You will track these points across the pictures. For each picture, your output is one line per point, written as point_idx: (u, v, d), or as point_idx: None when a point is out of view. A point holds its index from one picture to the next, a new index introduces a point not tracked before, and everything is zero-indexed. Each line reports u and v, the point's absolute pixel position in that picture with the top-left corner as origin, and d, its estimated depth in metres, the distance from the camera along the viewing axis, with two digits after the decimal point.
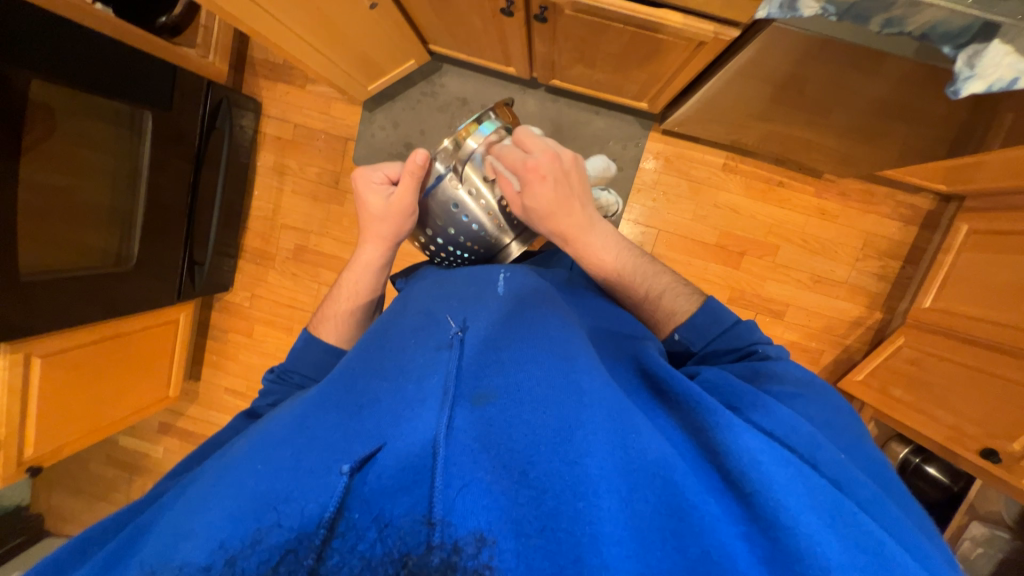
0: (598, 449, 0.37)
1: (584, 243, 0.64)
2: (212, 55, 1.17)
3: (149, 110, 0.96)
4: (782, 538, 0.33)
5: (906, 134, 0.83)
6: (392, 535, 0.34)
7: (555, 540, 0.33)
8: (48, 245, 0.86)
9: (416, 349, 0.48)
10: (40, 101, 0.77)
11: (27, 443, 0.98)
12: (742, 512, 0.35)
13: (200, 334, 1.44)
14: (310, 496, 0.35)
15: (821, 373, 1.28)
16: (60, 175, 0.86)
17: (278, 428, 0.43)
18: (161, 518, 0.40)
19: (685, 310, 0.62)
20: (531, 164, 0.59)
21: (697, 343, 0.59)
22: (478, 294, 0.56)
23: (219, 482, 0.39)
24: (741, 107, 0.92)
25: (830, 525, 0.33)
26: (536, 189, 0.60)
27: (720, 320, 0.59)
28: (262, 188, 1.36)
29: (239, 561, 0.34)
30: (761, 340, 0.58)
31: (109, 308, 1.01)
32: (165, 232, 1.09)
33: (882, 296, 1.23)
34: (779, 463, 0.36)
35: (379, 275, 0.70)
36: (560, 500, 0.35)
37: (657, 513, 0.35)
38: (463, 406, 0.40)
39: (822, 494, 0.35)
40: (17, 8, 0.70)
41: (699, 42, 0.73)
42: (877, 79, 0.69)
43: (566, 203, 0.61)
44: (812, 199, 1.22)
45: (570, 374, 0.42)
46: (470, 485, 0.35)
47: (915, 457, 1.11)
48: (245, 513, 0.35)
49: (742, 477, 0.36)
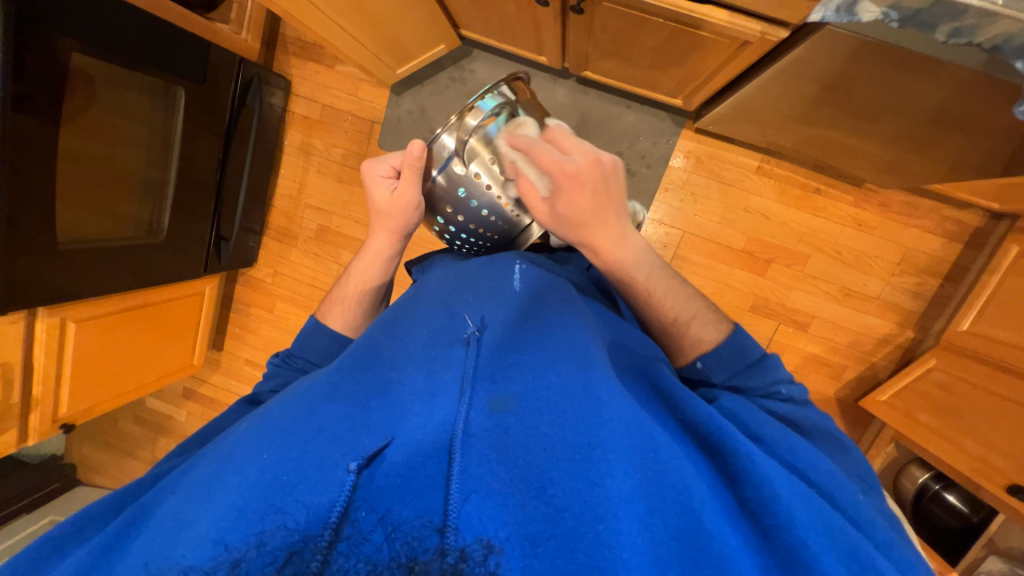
0: (617, 470, 0.36)
1: (613, 259, 0.55)
2: (244, 32, 1.18)
3: (182, 86, 0.98)
4: (802, 572, 0.34)
5: (961, 148, 0.77)
6: (400, 538, 0.33)
7: (573, 560, 0.33)
8: (84, 213, 0.89)
9: (431, 344, 0.47)
10: (79, 70, 0.79)
11: (62, 401, 1.04)
12: (759, 542, 0.36)
13: (224, 306, 1.48)
14: (319, 493, 0.35)
15: (842, 390, 1.24)
16: (98, 146, 0.88)
17: (286, 415, 0.42)
18: (174, 497, 0.40)
19: (712, 340, 0.57)
20: (558, 169, 0.49)
21: (719, 375, 0.56)
22: (494, 289, 0.53)
23: (231, 466, 0.39)
24: (782, 109, 0.88)
25: (847, 563, 0.34)
26: (572, 197, 0.50)
27: (747, 354, 0.56)
28: (288, 166, 1.38)
29: (243, 564, 0.33)
30: (785, 379, 0.55)
31: (137, 278, 1.04)
32: (195, 206, 1.12)
33: (915, 314, 1.18)
34: (798, 497, 0.37)
35: (389, 266, 0.70)
36: (578, 520, 0.34)
37: (675, 539, 0.34)
38: (478, 410, 0.39)
39: (844, 538, 0.36)
40: None
41: (744, 42, 0.69)
42: (937, 90, 0.64)
43: (599, 216, 0.51)
44: (849, 209, 1.16)
45: (589, 385, 0.41)
46: (483, 496, 0.34)
47: (934, 484, 1.08)
48: (253, 509, 0.35)
49: (761, 508, 0.36)
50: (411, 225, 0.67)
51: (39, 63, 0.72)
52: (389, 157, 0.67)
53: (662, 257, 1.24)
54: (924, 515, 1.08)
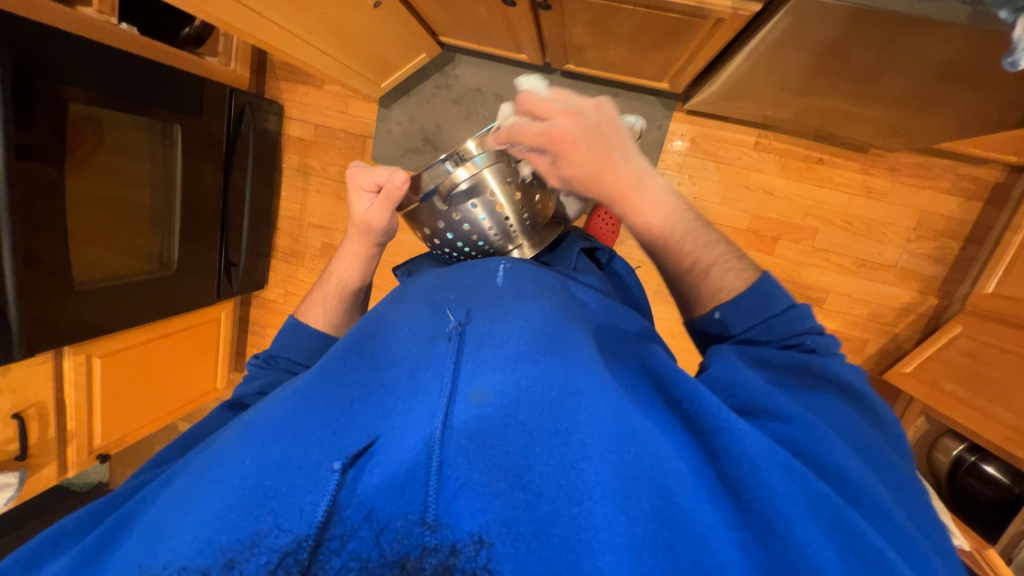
0: (595, 454, 0.36)
1: (631, 203, 0.54)
2: (233, 62, 1.20)
3: (179, 123, 1.01)
4: (779, 544, 0.32)
5: (970, 101, 0.73)
6: (389, 535, 0.33)
7: (551, 545, 0.33)
8: (96, 255, 0.93)
9: (413, 341, 0.48)
10: (85, 114, 0.83)
11: (95, 433, 1.09)
12: (736, 517, 0.35)
13: (242, 329, 1.54)
14: (304, 494, 0.36)
15: (864, 364, 1.20)
16: (104, 188, 0.92)
17: (267, 421, 0.43)
18: (159, 503, 0.41)
19: (733, 288, 0.54)
20: (551, 138, 0.49)
21: (737, 325, 0.52)
22: (475, 286, 0.55)
23: (217, 472, 0.40)
24: (774, 81, 0.85)
25: (827, 532, 0.33)
26: (569, 158, 0.51)
27: (772, 303, 0.51)
28: (289, 188, 1.41)
29: (238, 565, 0.33)
30: (811, 330, 0.51)
31: (156, 309, 1.09)
32: (202, 237, 1.16)
33: (937, 280, 1.12)
34: (783, 468, 0.35)
35: (367, 267, 0.71)
36: (555, 506, 0.34)
37: (652, 521, 0.33)
38: (460, 403, 0.39)
39: (823, 501, 0.34)
40: (66, 41, 0.76)
41: (717, 20, 0.68)
42: (934, 45, 0.61)
43: (606, 162, 0.52)
44: (857, 177, 1.12)
45: (565, 371, 0.41)
46: (465, 486, 0.35)
47: (970, 455, 1.02)
48: (236, 514, 0.36)
49: (738, 482, 0.35)
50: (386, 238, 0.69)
51: (48, 113, 0.76)
52: (376, 169, 0.65)
53: None
54: (961, 488, 1.02)
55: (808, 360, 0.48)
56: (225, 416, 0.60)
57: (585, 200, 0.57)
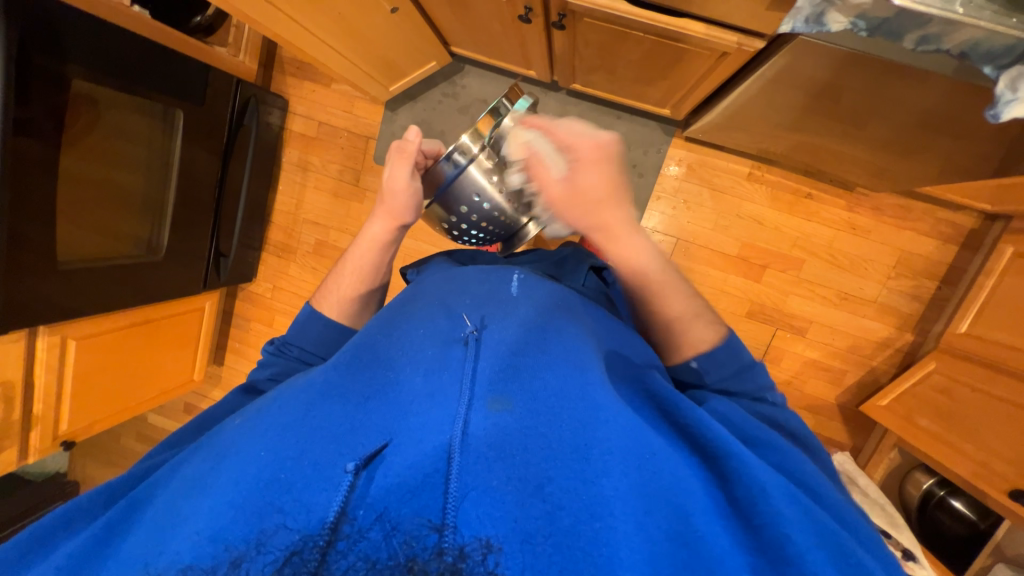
0: (615, 468, 0.36)
1: (618, 247, 0.57)
2: (242, 54, 1.21)
3: (180, 108, 1.00)
4: (789, 568, 0.32)
5: (951, 150, 0.78)
6: (399, 536, 0.33)
7: (569, 557, 0.33)
8: (81, 234, 0.91)
9: (428, 343, 0.48)
10: (84, 92, 0.82)
11: (61, 419, 1.05)
12: (748, 540, 0.35)
13: (225, 321, 1.50)
14: (318, 492, 0.36)
15: (842, 395, 1.23)
16: (99, 168, 0.91)
17: (283, 412, 0.42)
18: (166, 491, 0.40)
19: (708, 341, 0.56)
20: (578, 143, 0.53)
21: (711, 375, 0.55)
22: (492, 293, 0.55)
23: (229, 460, 0.39)
24: (772, 117, 0.89)
25: (834, 559, 0.33)
26: (585, 175, 0.54)
27: (740, 359, 0.55)
28: (286, 183, 1.40)
29: (244, 563, 0.33)
30: (768, 387, 0.56)
31: (138, 294, 1.06)
32: (193, 224, 1.14)
33: (914, 317, 1.17)
34: (786, 492, 0.36)
35: (384, 254, 0.70)
36: (575, 518, 0.34)
37: (668, 539, 0.34)
38: (478, 412, 0.39)
39: (825, 528, 0.35)
40: (76, 19, 0.76)
41: (722, 53, 0.71)
42: (921, 94, 0.65)
43: (614, 192, 0.55)
44: (842, 213, 1.16)
45: (583, 384, 0.42)
46: (481, 495, 0.35)
47: (939, 490, 1.06)
48: (249, 510, 0.35)
49: (749, 507, 0.36)
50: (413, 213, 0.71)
51: (44, 88, 0.74)
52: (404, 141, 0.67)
53: None
54: (930, 521, 1.05)
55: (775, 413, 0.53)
56: (238, 401, 0.58)
57: (572, 227, 0.58)
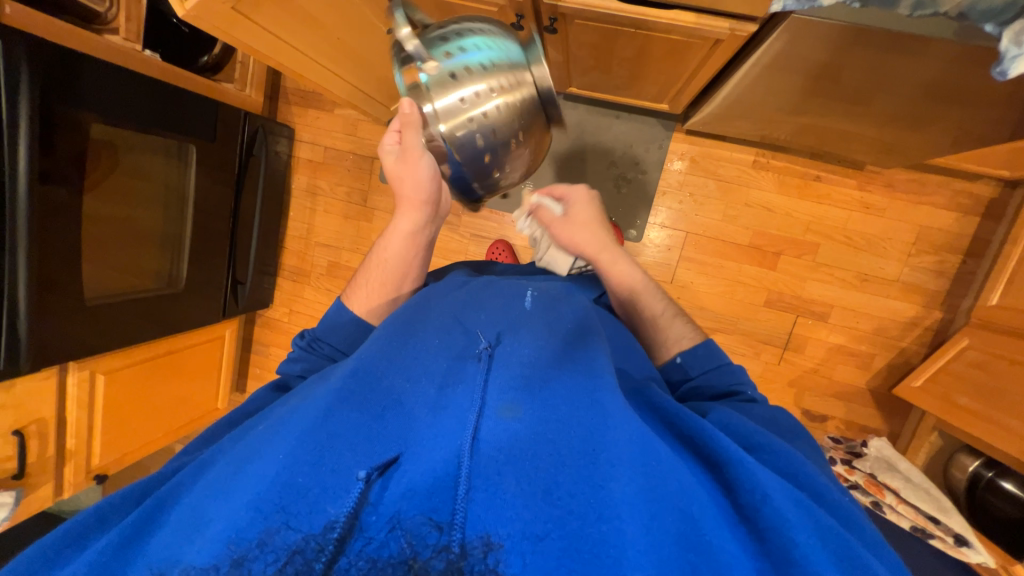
0: (622, 473, 0.35)
1: (614, 258, 0.68)
2: (248, 88, 1.25)
3: (194, 143, 1.04)
4: (795, 573, 0.31)
5: (963, 118, 0.76)
6: (401, 533, 0.34)
7: (578, 560, 0.32)
8: (105, 270, 0.94)
9: (441, 354, 0.48)
10: (103, 139, 0.86)
11: (93, 453, 1.07)
12: (755, 547, 0.33)
13: (245, 348, 1.53)
14: (333, 499, 0.36)
15: (873, 379, 1.19)
16: (119, 207, 0.94)
17: (300, 417, 0.41)
18: (192, 494, 0.40)
19: (690, 339, 0.63)
20: (570, 189, 0.71)
21: (693, 372, 0.59)
22: (507, 308, 0.55)
23: (249, 466, 0.39)
24: (772, 102, 0.88)
25: (841, 562, 0.32)
26: (579, 208, 0.70)
27: (715, 357, 0.59)
28: (297, 209, 1.44)
29: (247, 563, 0.33)
30: (747, 383, 0.57)
31: (163, 326, 1.09)
32: (210, 255, 1.17)
33: (940, 294, 1.13)
34: (793, 499, 0.35)
35: (409, 244, 0.69)
36: (584, 521, 0.33)
37: (676, 544, 0.32)
38: (490, 418, 0.40)
39: (833, 534, 0.34)
40: (93, 65, 0.79)
41: (716, 40, 0.71)
42: (925, 62, 0.64)
43: (601, 220, 0.70)
44: (854, 193, 1.14)
45: (593, 393, 0.42)
46: (493, 496, 0.35)
47: (987, 471, 1.01)
48: (267, 510, 0.35)
49: (754, 512, 0.35)
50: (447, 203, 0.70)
51: (64, 135, 0.78)
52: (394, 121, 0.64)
53: (667, 260, 1.23)
54: (981, 507, 1.00)
55: (766, 413, 0.52)
56: (269, 397, 0.60)
57: (577, 250, 0.69)
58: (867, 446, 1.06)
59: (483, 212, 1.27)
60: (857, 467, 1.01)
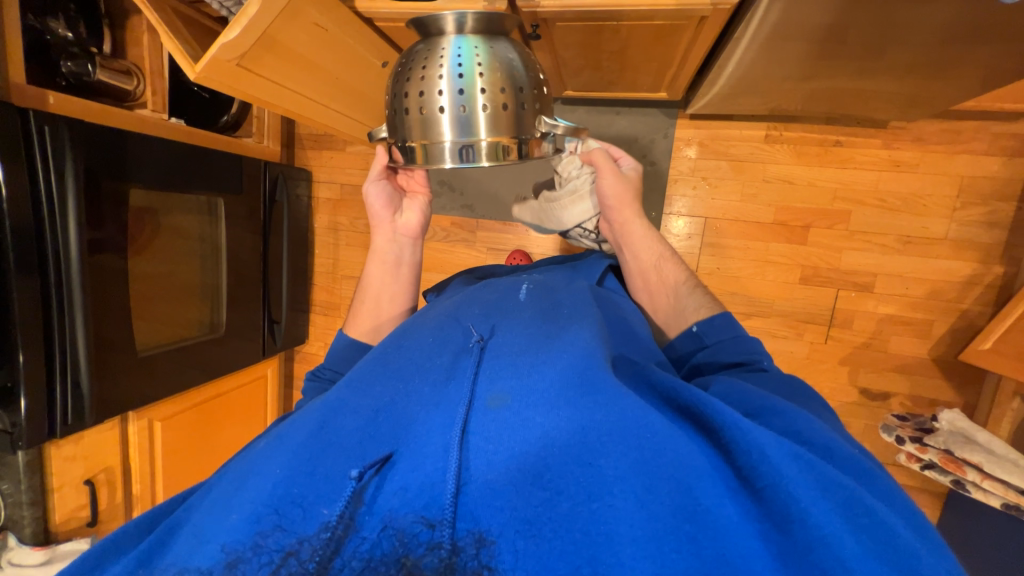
0: (613, 450, 0.35)
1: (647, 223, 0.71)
2: (266, 139, 1.33)
3: (222, 197, 1.11)
4: (796, 531, 0.31)
5: (985, 56, 0.71)
6: (393, 530, 0.36)
7: (571, 542, 0.33)
8: (155, 324, 1.01)
9: (432, 352, 0.49)
10: (143, 205, 0.94)
11: (157, 496, 1.13)
12: (756, 509, 0.33)
13: (287, 385, 1.59)
14: (329, 502, 0.38)
15: (936, 347, 1.10)
16: (161, 264, 1.02)
17: (296, 429, 0.43)
18: (198, 511, 0.42)
19: (710, 305, 0.65)
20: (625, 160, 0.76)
21: (710, 337, 0.59)
22: (499, 302, 0.56)
23: (250, 478, 0.41)
24: (774, 73, 0.86)
25: (846, 516, 0.31)
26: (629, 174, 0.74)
27: (734, 328, 0.59)
28: (322, 246, 1.51)
29: (241, 563, 0.36)
30: (765, 354, 0.56)
31: (210, 371, 1.16)
32: (247, 298, 1.23)
33: (998, 247, 1.04)
34: (793, 455, 0.34)
35: (384, 272, 0.74)
36: (574, 502, 0.34)
37: (673, 514, 0.32)
38: (479, 409, 0.42)
39: (838, 487, 0.33)
40: (130, 139, 0.88)
41: (700, 18, 0.70)
42: (929, 6, 0.61)
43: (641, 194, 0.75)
44: (881, 152, 1.08)
45: (581, 372, 0.41)
46: (483, 489, 0.37)
47: None
48: (267, 519, 0.37)
49: (752, 473, 0.34)
50: (413, 228, 0.75)
51: (111, 207, 0.86)
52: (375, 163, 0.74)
53: (689, 249, 1.20)
54: None
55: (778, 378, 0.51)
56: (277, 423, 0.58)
57: (620, 199, 0.71)
58: (938, 421, 0.97)
59: (497, 225, 1.29)
60: (928, 443, 0.92)
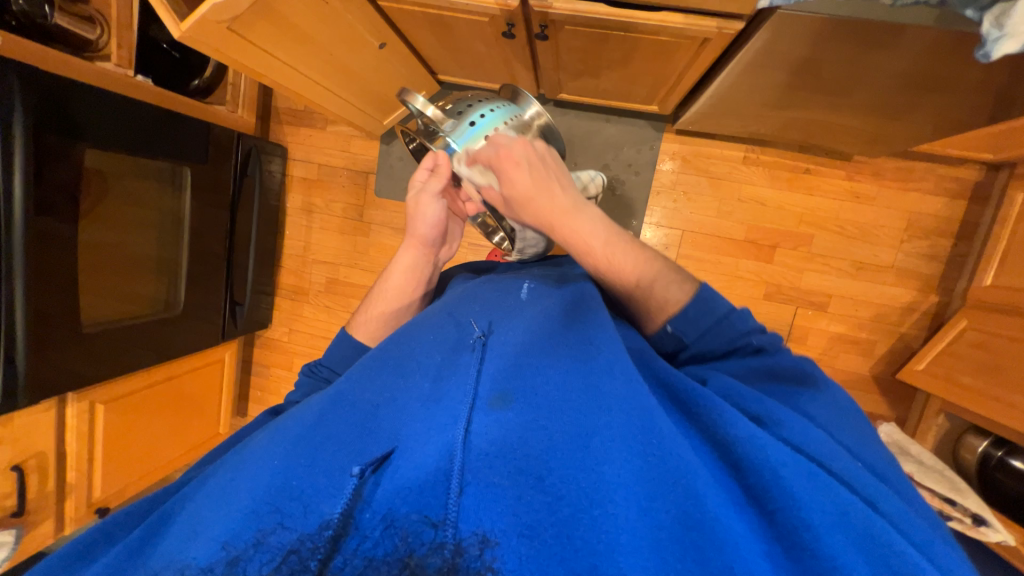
0: (615, 456, 0.36)
1: (568, 229, 0.54)
2: (240, 109, 1.25)
3: (187, 165, 1.03)
4: (806, 557, 0.33)
5: (939, 105, 0.78)
6: (397, 531, 0.35)
7: (571, 548, 0.33)
8: (105, 296, 0.93)
9: (438, 350, 0.49)
10: (95, 168, 0.85)
11: (93, 486, 1.04)
12: (764, 529, 0.35)
13: (245, 371, 1.51)
14: (329, 497, 0.36)
15: (876, 366, 1.20)
16: (109, 232, 0.91)
17: (300, 424, 0.43)
18: (192, 502, 0.40)
19: (677, 302, 0.53)
20: (491, 153, 0.55)
21: (689, 335, 0.52)
22: (500, 299, 0.55)
23: (247, 472, 0.40)
24: (755, 98, 0.90)
25: (851, 541, 0.33)
26: (512, 176, 0.54)
27: (714, 310, 0.52)
28: (293, 227, 1.44)
29: (242, 561, 0.34)
30: (755, 329, 0.53)
31: (162, 352, 1.07)
32: (208, 278, 1.16)
33: (935, 278, 1.15)
34: (802, 477, 0.36)
35: (411, 284, 0.69)
36: (576, 508, 0.35)
37: (676, 524, 0.34)
38: (481, 410, 0.40)
39: (840, 506, 0.34)
40: (88, 92, 0.80)
41: (704, 39, 0.73)
42: (900, 54, 0.66)
43: (544, 184, 0.54)
44: (843, 182, 1.16)
45: (588, 378, 0.42)
46: (484, 491, 0.36)
47: (996, 450, 0.98)
48: (260, 509, 0.36)
49: (763, 494, 0.36)
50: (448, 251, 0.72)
51: (61, 169, 0.78)
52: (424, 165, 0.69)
53: None
54: (992, 484, 0.97)
55: (767, 363, 0.51)
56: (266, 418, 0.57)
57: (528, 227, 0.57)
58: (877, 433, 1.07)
59: None
60: None
